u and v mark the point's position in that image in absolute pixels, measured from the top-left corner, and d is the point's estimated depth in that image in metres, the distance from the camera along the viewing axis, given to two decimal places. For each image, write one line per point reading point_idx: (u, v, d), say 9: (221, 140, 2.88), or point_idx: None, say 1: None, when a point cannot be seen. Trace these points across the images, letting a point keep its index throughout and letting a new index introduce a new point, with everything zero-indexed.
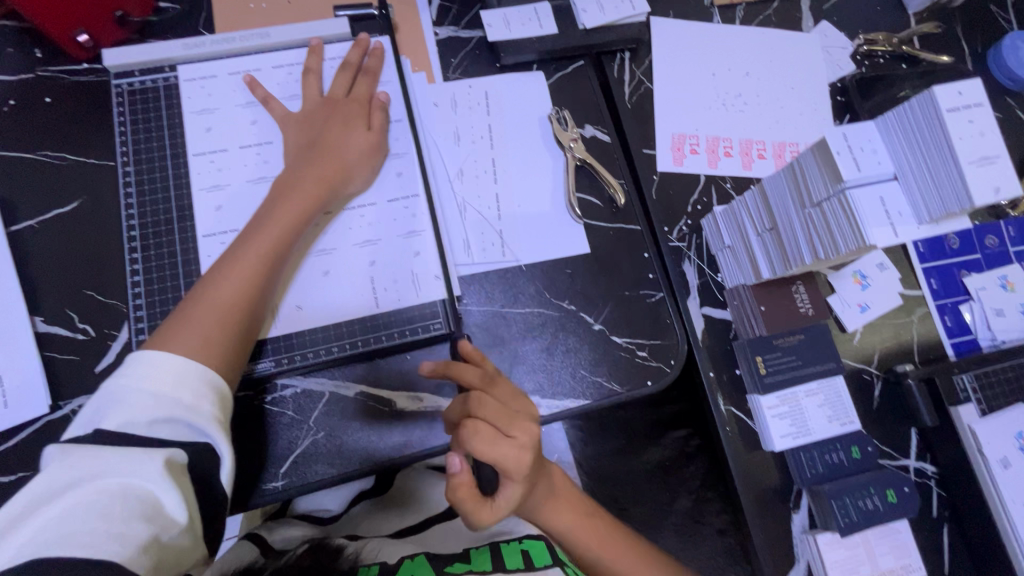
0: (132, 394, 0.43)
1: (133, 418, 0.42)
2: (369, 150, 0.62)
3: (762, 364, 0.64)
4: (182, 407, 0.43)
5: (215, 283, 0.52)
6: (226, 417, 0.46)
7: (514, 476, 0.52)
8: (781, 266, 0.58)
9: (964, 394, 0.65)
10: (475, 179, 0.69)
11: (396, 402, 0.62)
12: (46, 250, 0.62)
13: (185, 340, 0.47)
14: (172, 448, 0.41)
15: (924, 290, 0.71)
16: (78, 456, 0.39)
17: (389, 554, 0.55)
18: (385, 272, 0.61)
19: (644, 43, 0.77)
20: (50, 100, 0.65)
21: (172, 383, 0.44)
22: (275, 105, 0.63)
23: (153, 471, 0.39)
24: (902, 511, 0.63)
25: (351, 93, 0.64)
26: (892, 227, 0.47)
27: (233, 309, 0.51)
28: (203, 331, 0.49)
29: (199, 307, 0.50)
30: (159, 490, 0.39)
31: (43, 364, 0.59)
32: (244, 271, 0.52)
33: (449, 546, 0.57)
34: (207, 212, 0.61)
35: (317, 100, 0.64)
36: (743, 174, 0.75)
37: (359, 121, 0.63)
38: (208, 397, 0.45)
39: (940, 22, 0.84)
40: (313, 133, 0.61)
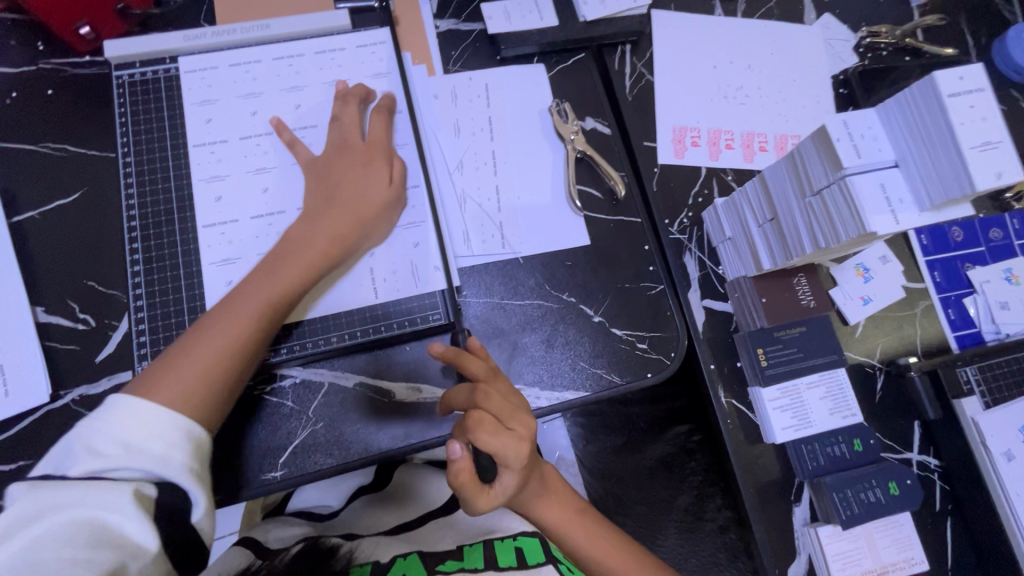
0: (106, 441, 0.42)
1: (101, 461, 0.41)
2: (387, 205, 0.59)
3: (763, 356, 0.64)
4: (152, 457, 0.43)
5: (209, 331, 0.50)
6: (198, 464, 0.45)
7: (513, 463, 0.52)
8: (782, 258, 0.58)
9: (968, 386, 0.65)
10: (474, 171, 0.69)
11: (396, 394, 0.61)
12: (48, 241, 0.62)
13: (170, 392, 0.46)
14: (141, 481, 0.42)
15: (927, 283, 0.71)
16: (45, 491, 0.39)
17: (383, 552, 0.55)
18: (385, 269, 0.61)
19: (644, 36, 0.77)
20: (51, 92, 0.66)
21: (148, 435, 0.43)
22: (304, 146, 0.62)
23: (121, 502, 0.40)
24: (904, 504, 0.63)
25: (372, 135, 0.61)
26: (893, 213, 0.46)
27: (226, 367, 0.49)
28: (188, 385, 0.47)
29: (187, 356, 0.48)
30: (126, 522, 0.39)
31: (44, 353, 0.59)
32: (243, 326, 0.50)
33: (442, 542, 0.58)
34: (208, 204, 0.61)
35: (334, 145, 0.60)
36: (745, 166, 0.75)
37: (381, 173, 0.59)
38: (181, 445, 0.44)
39: (944, 15, 0.84)
40: (331, 182, 0.58)
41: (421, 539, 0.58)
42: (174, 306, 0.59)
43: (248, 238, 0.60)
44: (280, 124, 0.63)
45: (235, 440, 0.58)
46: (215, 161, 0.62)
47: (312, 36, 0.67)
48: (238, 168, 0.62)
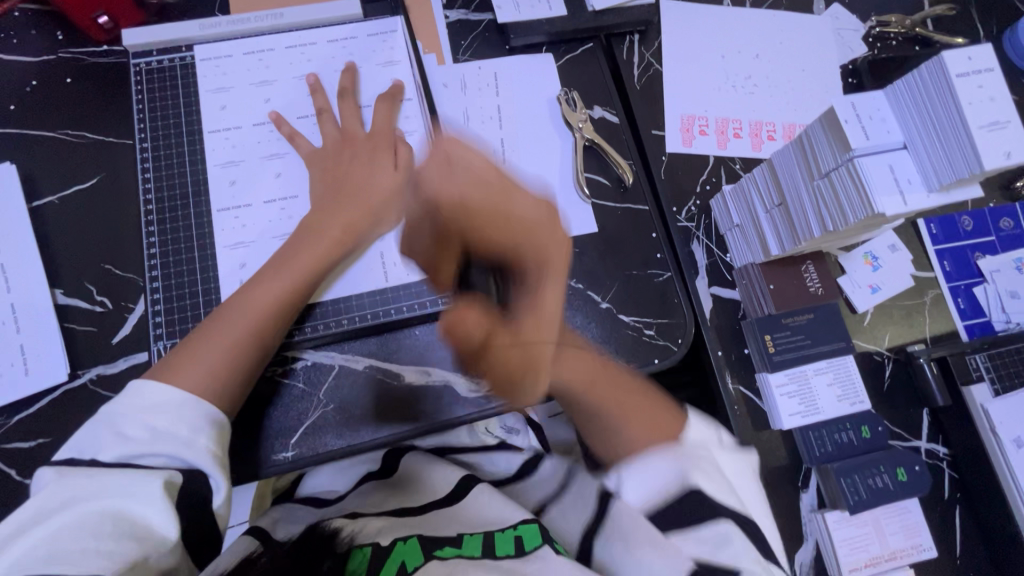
0: (133, 425, 0.43)
1: (126, 447, 0.42)
2: (396, 190, 0.61)
3: (771, 342, 0.64)
4: (177, 443, 0.44)
5: (230, 316, 0.53)
6: (221, 449, 0.47)
7: (550, 262, 0.40)
8: (790, 242, 0.58)
9: (977, 373, 0.65)
10: None
11: (405, 376, 0.62)
12: (66, 225, 0.63)
13: (192, 375, 0.48)
14: (168, 470, 0.43)
15: (937, 272, 0.71)
16: (77, 478, 0.41)
17: (386, 536, 0.53)
18: (396, 253, 0.62)
19: (653, 26, 0.77)
20: (70, 81, 0.67)
21: (174, 418, 0.45)
22: (300, 141, 0.63)
23: (151, 492, 0.41)
24: (913, 490, 0.62)
25: (374, 128, 0.64)
26: (901, 195, 0.46)
27: (247, 347, 0.52)
28: (210, 365, 0.49)
29: (211, 339, 0.51)
30: (152, 511, 0.40)
31: (62, 335, 0.60)
32: (262, 308, 0.53)
33: (446, 528, 0.55)
34: (222, 188, 0.62)
35: (336, 136, 0.63)
36: (753, 155, 0.75)
37: (387, 159, 0.62)
38: (205, 430, 0.46)
39: (955, 4, 0.83)
40: (340, 173, 0.61)
41: (427, 525, 0.55)
42: (189, 288, 0.60)
43: (261, 223, 0.62)
44: (278, 118, 0.64)
45: (247, 421, 0.59)
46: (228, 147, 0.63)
47: (325, 26, 0.68)
48: (250, 153, 0.63)
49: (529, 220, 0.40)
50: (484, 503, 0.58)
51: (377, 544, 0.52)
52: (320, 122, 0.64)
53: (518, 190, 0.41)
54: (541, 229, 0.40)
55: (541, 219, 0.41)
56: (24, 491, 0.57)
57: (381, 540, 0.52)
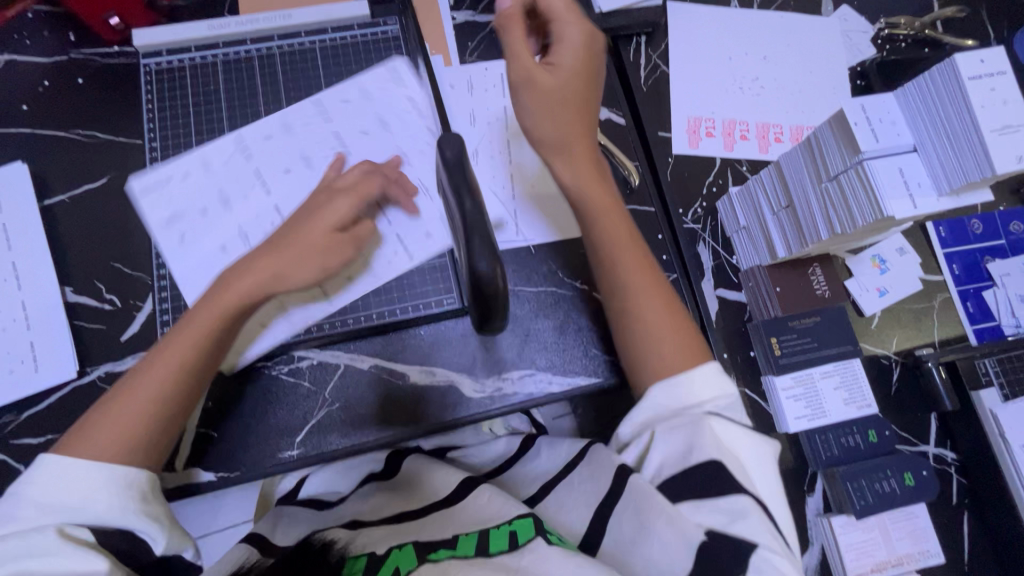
0: (31, 502, 0.44)
1: (19, 525, 0.43)
2: (332, 249, 0.54)
3: (777, 345, 0.64)
4: (69, 507, 0.44)
5: (138, 377, 0.49)
6: (127, 496, 0.46)
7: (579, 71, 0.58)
8: (798, 245, 0.58)
9: (986, 378, 0.64)
10: (489, 158, 0.69)
11: (410, 375, 0.62)
12: (77, 224, 0.64)
13: (100, 438, 0.46)
14: (65, 523, 0.43)
15: (946, 275, 0.70)
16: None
17: (382, 543, 0.52)
18: (385, 267, 0.62)
19: (660, 27, 0.77)
20: (82, 81, 0.68)
21: (77, 494, 0.44)
22: (294, 180, 0.60)
23: (49, 544, 0.42)
24: (920, 494, 0.62)
25: (343, 179, 0.57)
26: (910, 198, 0.46)
27: (162, 405, 0.49)
28: (110, 439, 0.47)
29: (127, 395, 0.48)
30: (60, 557, 0.41)
31: (71, 332, 0.61)
32: (165, 370, 0.49)
33: (443, 532, 0.51)
34: (196, 216, 0.61)
35: (312, 188, 0.58)
36: (760, 157, 0.75)
37: (341, 215, 0.54)
38: (102, 489, 0.45)
39: (965, 6, 0.83)
40: (290, 224, 0.55)
41: (423, 529, 0.53)
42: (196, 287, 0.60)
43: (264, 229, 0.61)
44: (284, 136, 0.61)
45: (254, 419, 0.60)
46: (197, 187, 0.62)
47: (333, 28, 0.69)
48: (223, 182, 0.62)
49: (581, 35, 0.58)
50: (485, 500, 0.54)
51: (372, 551, 0.49)
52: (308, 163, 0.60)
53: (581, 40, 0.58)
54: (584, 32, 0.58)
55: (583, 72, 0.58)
56: None
57: (376, 549, 0.50)
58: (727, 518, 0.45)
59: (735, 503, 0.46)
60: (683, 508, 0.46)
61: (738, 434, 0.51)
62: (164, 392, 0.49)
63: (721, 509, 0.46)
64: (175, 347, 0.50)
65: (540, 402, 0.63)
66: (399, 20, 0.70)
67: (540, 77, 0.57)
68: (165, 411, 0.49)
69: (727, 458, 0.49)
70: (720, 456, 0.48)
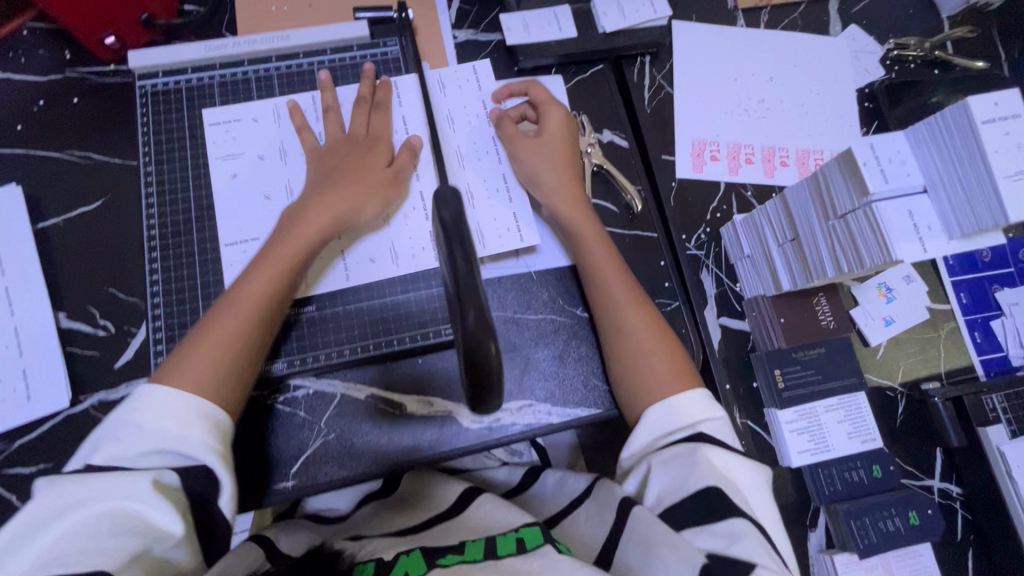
0: (131, 429, 0.46)
1: (122, 449, 0.45)
2: (383, 187, 0.61)
3: (779, 377, 0.63)
4: (168, 439, 0.46)
5: (216, 317, 0.53)
6: (221, 444, 0.48)
7: (564, 137, 0.66)
8: (803, 278, 0.57)
9: (993, 414, 0.63)
10: (479, 160, 0.67)
11: (407, 406, 0.61)
12: (71, 248, 0.63)
13: (190, 376, 0.49)
14: (160, 470, 0.45)
15: (953, 305, 0.69)
16: (67, 482, 0.42)
17: (388, 551, 0.50)
18: (405, 239, 0.63)
19: (664, 47, 0.76)
20: (77, 100, 0.67)
21: (175, 424, 0.47)
22: (306, 134, 0.63)
23: (142, 491, 0.42)
24: (924, 534, 0.61)
25: (372, 130, 0.64)
26: (920, 241, 0.45)
27: (245, 340, 0.52)
28: (199, 372, 0.50)
29: (209, 334, 0.52)
30: (148, 508, 0.42)
31: (64, 359, 0.60)
32: (244, 305, 0.53)
33: (448, 538, 0.52)
34: (252, 163, 0.63)
35: (339, 136, 0.63)
36: (765, 181, 0.74)
37: (379, 158, 0.62)
38: (197, 425, 0.47)
39: (975, 26, 0.81)
40: (333, 166, 0.61)
41: (428, 538, 0.53)
42: (191, 316, 0.59)
43: None
44: (325, 83, 0.65)
45: (248, 450, 0.59)
46: (258, 136, 0.64)
47: (332, 49, 0.68)
48: (284, 136, 0.64)
49: (559, 110, 0.66)
50: (490, 514, 0.56)
51: (380, 559, 0.48)
52: (326, 122, 0.64)
53: (563, 116, 0.66)
54: (560, 108, 0.66)
55: (568, 137, 0.66)
56: None
57: (383, 556, 0.49)
58: (725, 542, 0.45)
59: (730, 526, 0.46)
60: (686, 534, 0.47)
61: (738, 463, 0.52)
62: (248, 322, 0.53)
63: (718, 533, 0.46)
64: (251, 281, 0.54)
65: (540, 433, 0.62)
66: (399, 41, 0.69)
67: (523, 139, 0.65)
68: (248, 341, 0.52)
69: (724, 482, 0.49)
70: (718, 482, 0.49)
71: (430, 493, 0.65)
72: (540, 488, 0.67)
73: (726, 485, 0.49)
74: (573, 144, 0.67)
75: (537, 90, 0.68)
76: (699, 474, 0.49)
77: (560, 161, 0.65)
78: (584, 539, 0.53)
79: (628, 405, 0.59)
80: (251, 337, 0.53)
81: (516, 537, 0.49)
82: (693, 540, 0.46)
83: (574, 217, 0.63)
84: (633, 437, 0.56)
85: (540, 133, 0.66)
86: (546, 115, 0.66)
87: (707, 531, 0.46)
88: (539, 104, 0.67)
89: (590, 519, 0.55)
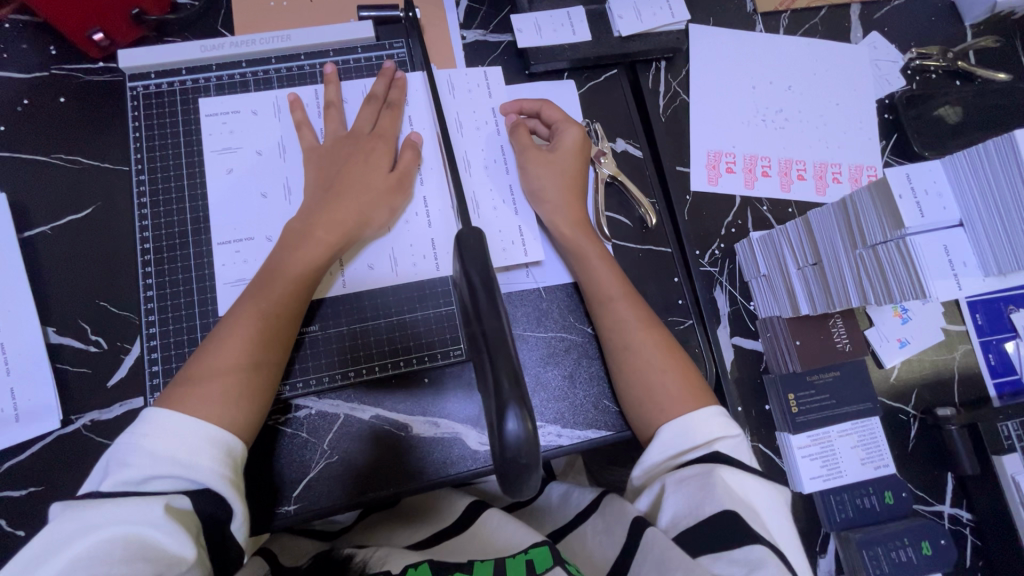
0: (138, 454, 0.43)
1: (130, 474, 0.42)
2: (388, 193, 0.58)
3: (794, 402, 0.62)
4: (178, 465, 0.44)
5: (227, 336, 0.50)
6: (234, 473, 0.46)
7: (578, 154, 0.63)
8: (824, 305, 0.55)
9: (1008, 442, 0.62)
10: (486, 170, 0.64)
11: (412, 427, 0.60)
12: (59, 258, 0.60)
13: (198, 402, 0.47)
14: (172, 494, 0.43)
15: (968, 325, 0.68)
16: (82, 508, 0.40)
17: (397, 561, 0.47)
18: (406, 246, 0.61)
19: (681, 52, 0.73)
20: (63, 100, 0.63)
21: (186, 449, 0.44)
22: (305, 132, 0.60)
23: (154, 516, 0.41)
24: (936, 563, 0.61)
25: (377, 128, 0.61)
26: (955, 278, 0.45)
27: (255, 362, 0.50)
28: (212, 393, 0.47)
29: (216, 357, 0.49)
30: (161, 534, 0.40)
31: (55, 376, 0.58)
32: (257, 323, 0.51)
33: (459, 554, 0.51)
34: (249, 157, 0.60)
35: (339, 135, 0.60)
36: (781, 195, 0.72)
37: (383, 162, 0.59)
38: (208, 452, 0.45)
39: (999, 36, 0.79)
40: (334, 171, 0.58)
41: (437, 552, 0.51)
42: (187, 333, 0.57)
43: (262, 259, 0.58)
44: (330, 77, 0.62)
45: (248, 472, 0.56)
46: (257, 131, 0.61)
47: (335, 50, 0.64)
48: (284, 131, 0.62)
49: (575, 127, 0.63)
50: (501, 524, 0.54)
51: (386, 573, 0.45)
52: (326, 118, 0.61)
53: (578, 132, 0.63)
54: (576, 125, 0.64)
55: (581, 153, 0.63)
56: (17, 540, 0.55)
57: (389, 568, 0.46)
58: (743, 571, 0.43)
59: (750, 552, 0.43)
60: (703, 560, 0.44)
61: (755, 484, 0.50)
62: (261, 341, 0.51)
63: (736, 561, 0.43)
64: (264, 298, 0.52)
65: (549, 455, 0.60)
66: (407, 42, 0.66)
67: (535, 152, 0.63)
68: (262, 360, 0.51)
69: (741, 506, 0.47)
70: (733, 505, 0.47)
71: (431, 505, 0.63)
72: (544, 502, 0.65)
73: (744, 510, 0.47)
74: (585, 160, 0.64)
75: (551, 106, 0.65)
76: (715, 502, 0.47)
77: (566, 181, 0.62)
78: (593, 556, 0.51)
79: (641, 428, 0.57)
80: (265, 357, 0.51)
81: (524, 559, 0.46)
82: (709, 567, 0.44)
83: (578, 238, 0.61)
84: (646, 454, 0.54)
85: (552, 149, 0.63)
86: (560, 135, 0.63)
87: (725, 558, 0.44)
88: (553, 123, 0.65)
89: (597, 536, 0.53)
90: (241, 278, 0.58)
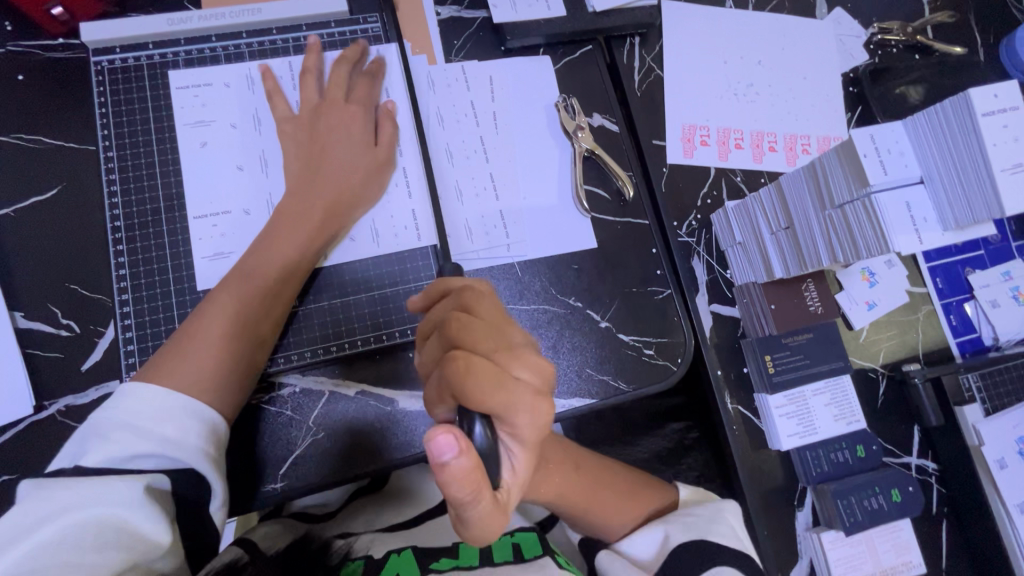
0: (121, 430, 0.42)
1: (106, 450, 0.41)
2: (376, 167, 0.59)
3: (771, 363, 0.64)
4: (162, 440, 0.43)
5: (211, 312, 0.50)
6: (218, 452, 0.46)
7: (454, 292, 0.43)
8: (796, 266, 0.57)
9: (969, 394, 0.66)
10: (465, 160, 0.65)
11: (398, 402, 0.60)
12: (23, 242, 0.58)
13: (179, 377, 0.46)
14: (153, 474, 0.42)
15: (929, 288, 0.71)
16: (55, 488, 0.38)
17: (380, 547, 0.54)
18: (387, 218, 0.60)
19: (654, 27, 0.74)
20: (21, 78, 0.61)
21: (172, 426, 0.44)
22: (280, 104, 0.59)
23: (133, 497, 0.39)
24: (904, 511, 0.65)
25: (356, 96, 0.60)
26: (917, 232, 0.48)
27: (237, 340, 0.50)
28: (193, 371, 0.47)
29: (199, 332, 0.49)
30: (140, 517, 0.39)
31: (25, 362, 0.56)
32: (244, 298, 0.51)
33: (439, 539, 0.56)
34: (222, 130, 0.59)
35: (316, 105, 0.59)
36: (754, 167, 0.73)
37: (368, 135, 0.59)
38: (194, 430, 0.45)
39: (955, 12, 0.82)
40: (312, 141, 0.57)
41: (419, 536, 0.56)
42: (165, 313, 0.55)
43: (240, 230, 0.58)
44: (311, 46, 0.61)
45: (234, 452, 0.56)
46: (230, 104, 0.60)
47: (308, 25, 0.63)
48: (257, 105, 0.60)
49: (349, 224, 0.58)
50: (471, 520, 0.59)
51: (369, 556, 0.52)
52: (303, 84, 0.60)
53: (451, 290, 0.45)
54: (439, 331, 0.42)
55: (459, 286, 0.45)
56: None
57: (374, 553, 0.53)
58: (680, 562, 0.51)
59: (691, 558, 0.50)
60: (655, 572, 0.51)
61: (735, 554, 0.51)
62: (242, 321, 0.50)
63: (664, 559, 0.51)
64: (249, 278, 0.52)
65: None
66: (381, 17, 0.65)
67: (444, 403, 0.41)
68: (244, 337, 0.50)
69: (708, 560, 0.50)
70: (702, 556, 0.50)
71: (423, 493, 0.64)
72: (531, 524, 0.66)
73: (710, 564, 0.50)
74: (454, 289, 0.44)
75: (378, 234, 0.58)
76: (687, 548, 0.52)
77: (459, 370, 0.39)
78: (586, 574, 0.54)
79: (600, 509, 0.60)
80: (246, 335, 0.51)
81: (511, 542, 0.54)
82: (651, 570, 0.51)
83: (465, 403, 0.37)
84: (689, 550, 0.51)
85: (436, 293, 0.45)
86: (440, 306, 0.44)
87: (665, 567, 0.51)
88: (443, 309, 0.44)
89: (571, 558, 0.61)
90: (220, 250, 0.57)
